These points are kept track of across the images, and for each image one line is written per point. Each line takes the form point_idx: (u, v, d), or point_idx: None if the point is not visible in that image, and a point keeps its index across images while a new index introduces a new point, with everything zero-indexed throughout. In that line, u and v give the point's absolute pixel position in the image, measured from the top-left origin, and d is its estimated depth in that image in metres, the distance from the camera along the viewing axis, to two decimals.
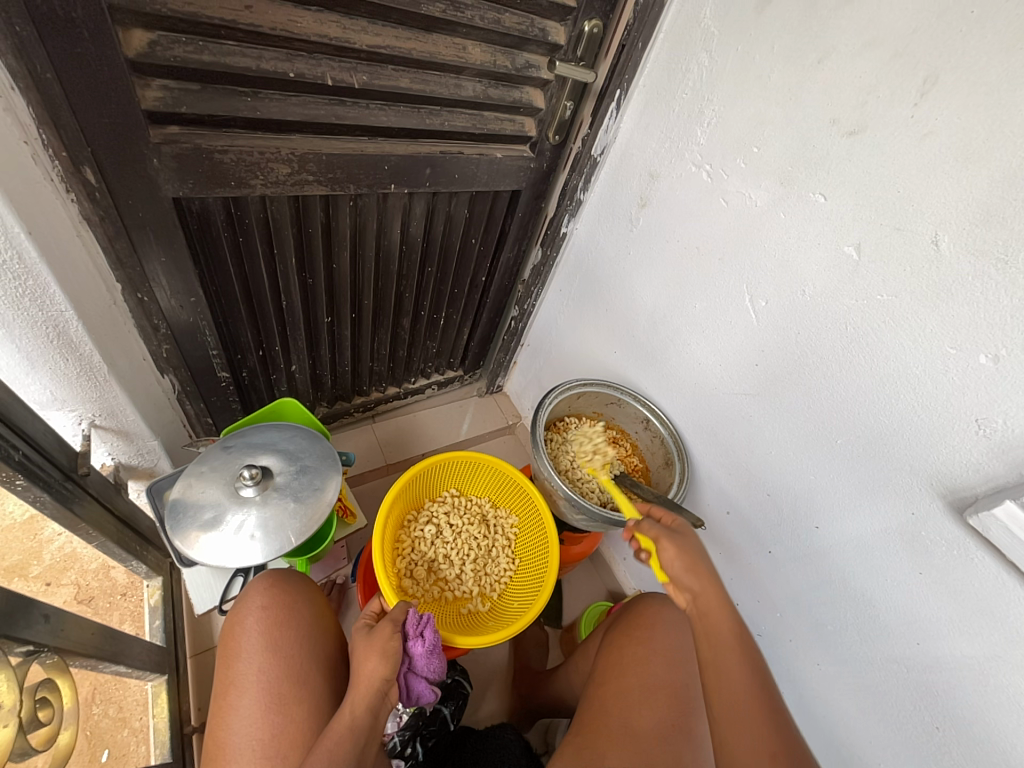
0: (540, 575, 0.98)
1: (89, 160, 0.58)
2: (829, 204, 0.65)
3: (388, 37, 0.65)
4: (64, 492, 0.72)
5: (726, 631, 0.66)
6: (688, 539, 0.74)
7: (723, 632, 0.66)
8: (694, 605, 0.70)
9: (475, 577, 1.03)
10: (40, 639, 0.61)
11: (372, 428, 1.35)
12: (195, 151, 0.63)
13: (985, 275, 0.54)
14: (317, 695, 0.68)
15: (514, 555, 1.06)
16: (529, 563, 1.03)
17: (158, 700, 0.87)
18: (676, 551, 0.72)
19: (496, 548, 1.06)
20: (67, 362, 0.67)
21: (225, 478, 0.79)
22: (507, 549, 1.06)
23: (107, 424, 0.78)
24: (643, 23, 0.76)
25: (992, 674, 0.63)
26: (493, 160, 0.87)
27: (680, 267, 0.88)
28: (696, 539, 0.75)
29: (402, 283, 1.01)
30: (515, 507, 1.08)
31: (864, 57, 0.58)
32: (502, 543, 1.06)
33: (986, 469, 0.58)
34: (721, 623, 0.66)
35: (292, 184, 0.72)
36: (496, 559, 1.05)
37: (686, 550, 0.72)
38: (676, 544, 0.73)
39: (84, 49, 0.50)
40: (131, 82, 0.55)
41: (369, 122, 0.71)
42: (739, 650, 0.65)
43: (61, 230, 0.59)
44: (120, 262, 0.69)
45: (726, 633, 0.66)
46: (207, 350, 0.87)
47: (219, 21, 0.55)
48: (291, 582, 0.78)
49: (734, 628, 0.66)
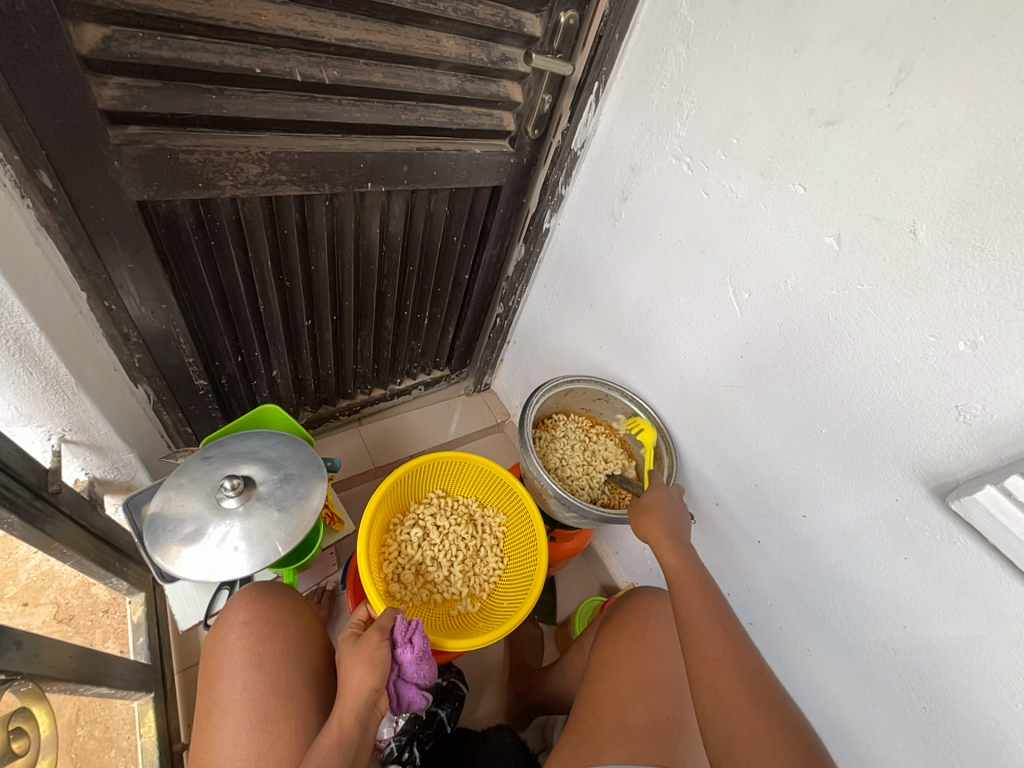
0: (528, 574, 0.97)
1: (45, 164, 0.55)
2: (809, 194, 0.65)
3: (358, 30, 0.63)
4: (34, 511, 0.69)
5: (690, 578, 0.72)
6: (657, 506, 0.83)
7: (688, 581, 0.72)
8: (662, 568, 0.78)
9: (463, 578, 1.02)
10: (13, 666, 0.59)
11: (358, 431, 1.33)
12: (158, 152, 0.60)
13: (962, 263, 0.54)
14: (304, 709, 0.67)
15: (503, 554, 1.05)
16: (518, 562, 1.02)
17: (145, 719, 0.84)
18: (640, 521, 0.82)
19: (484, 548, 1.04)
20: (31, 375, 0.65)
21: (205, 489, 0.77)
22: (495, 549, 1.05)
23: (79, 436, 0.76)
24: (620, 14, 0.75)
25: (976, 654, 0.63)
26: (472, 155, 0.85)
27: (663, 260, 0.88)
28: (667, 507, 0.83)
29: (383, 283, 0.99)
30: (503, 507, 1.07)
31: (840, 46, 0.58)
32: (489, 543, 1.05)
33: (968, 454, 0.58)
34: (684, 573, 0.73)
35: (263, 185, 0.70)
36: (485, 560, 1.04)
37: (656, 515, 0.81)
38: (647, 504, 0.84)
39: (33, 45, 0.48)
40: (85, 81, 0.52)
41: (342, 119, 0.69)
42: (704, 592, 0.70)
43: (17, 238, 0.57)
44: (84, 270, 0.66)
45: (690, 581, 0.72)
46: (182, 358, 0.85)
47: (177, 15, 0.52)
48: (275, 596, 0.76)
49: (697, 576, 0.72)
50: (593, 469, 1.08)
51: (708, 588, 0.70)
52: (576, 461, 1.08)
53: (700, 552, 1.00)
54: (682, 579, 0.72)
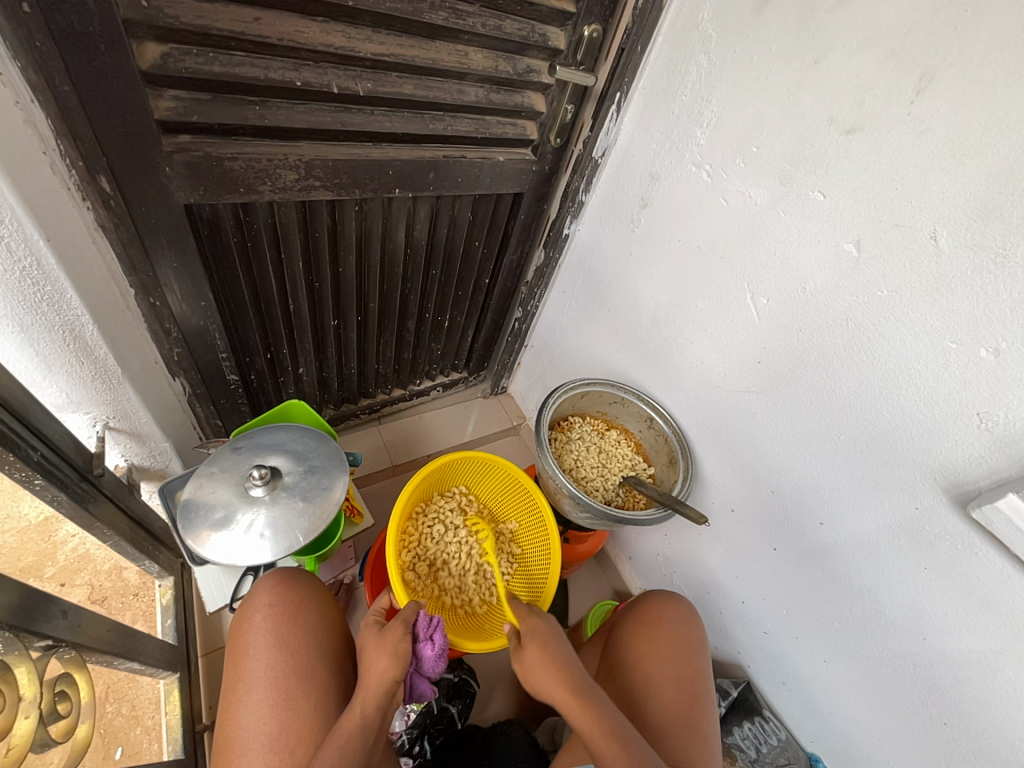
0: (539, 584, 1.00)
1: (105, 170, 0.60)
2: (828, 201, 0.66)
3: (392, 45, 0.66)
4: (80, 492, 0.73)
5: (602, 737, 0.63)
6: (535, 644, 0.72)
7: (604, 746, 0.62)
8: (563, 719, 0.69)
9: (476, 580, 1.03)
10: (59, 633, 0.63)
11: (378, 429, 1.37)
12: (206, 158, 0.64)
13: (984, 270, 0.55)
14: (323, 690, 0.70)
15: (515, 559, 1.07)
16: (529, 567, 1.04)
17: (169, 697, 0.88)
18: (523, 677, 0.71)
19: (497, 554, 1.06)
20: (82, 365, 0.69)
21: (234, 478, 0.81)
22: (509, 552, 1.07)
23: (121, 425, 0.81)
24: (642, 27, 0.77)
25: (998, 668, 0.64)
26: (496, 163, 0.88)
27: (682, 266, 0.89)
28: (541, 647, 0.72)
29: (407, 286, 1.03)
30: (516, 514, 1.09)
31: (859, 57, 0.59)
32: (503, 548, 1.07)
33: (989, 462, 0.59)
34: (598, 734, 0.63)
35: (299, 190, 0.73)
36: (497, 562, 1.06)
37: (532, 663, 0.71)
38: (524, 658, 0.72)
39: (101, 62, 0.52)
40: (145, 94, 0.56)
41: (374, 128, 0.73)
42: (625, 756, 0.62)
43: (77, 235, 0.61)
44: (133, 268, 0.70)
45: (606, 741, 0.63)
46: (216, 352, 0.89)
47: (229, 33, 0.56)
48: (298, 581, 0.79)
49: (609, 731, 0.63)
50: (608, 471, 1.09)
51: (621, 737, 0.63)
52: (592, 463, 1.09)
53: (713, 557, 1.00)
54: (597, 742, 0.63)
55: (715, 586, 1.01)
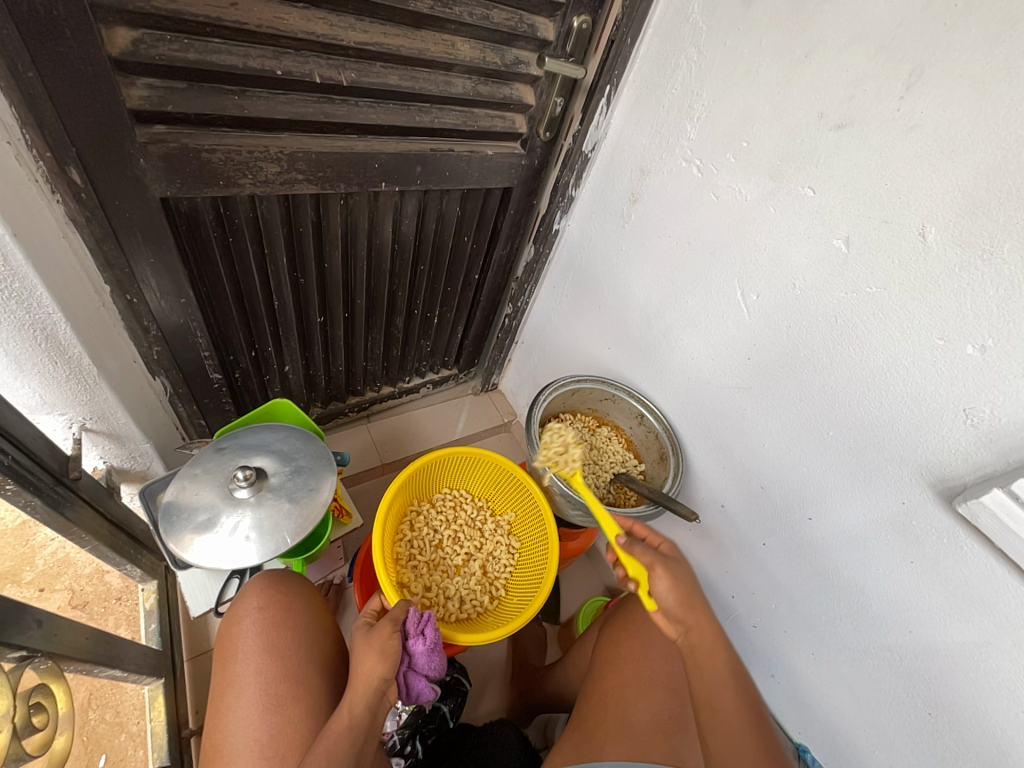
0: (542, 568, 0.96)
1: (75, 161, 0.57)
2: (818, 197, 0.66)
3: (376, 33, 0.65)
4: (56, 496, 0.71)
5: (718, 654, 0.64)
6: (675, 570, 0.68)
7: (714, 663, 0.64)
8: (685, 641, 0.66)
9: (473, 577, 1.02)
10: (34, 644, 0.61)
11: (367, 428, 1.35)
12: (181, 150, 0.62)
13: (972, 266, 0.54)
14: (315, 693, 0.68)
15: (513, 551, 1.06)
16: (528, 555, 1.03)
17: (155, 704, 0.86)
18: (671, 583, 0.67)
19: (496, 549, 1.05)
20: (56, 365, 0.67)
21: (219, 480, 0.79)
22: (508, 544, 1.06)
23: (98, 426, 0.79)
24: (632, 19, 0.76)
25: (982, 661, 0.64)
26: (484, 156, 0.86)
27: (672, 261, 0.88)
28: (688, 566, 0.70)
29: (395, 282, 1.01)
30: (513, 504, 1.08)
31: (849, 51, 0.58)
32: (502, 541, 1.06)
33: (975, 458, 0.59)
34: (714, 656, 0.64)
35: (281, 183, 0.71)
36: (496, 560, 1.05)
37: (673, 580, 0.67)
38: (670, 575, 0.67)
39: (68, 48, 0.50)
40: (114, 81, 0.54)
41: (359, 120, 0.71)
42: (731, 677, 0.63)
43: (46, 231, 0.58)
44: (108, 264, 0.68)
45: (715, 665, 0.63)
46: (199, 350, 0.87)
47: (203, 18, 0.54)
48: (288, 583, 0.77)
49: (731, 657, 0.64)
50: (599, 468, 1.09)
51: (731, 660, 0.64)
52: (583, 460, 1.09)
53: (704, 553, 1.00)
54: (708, 669, 0.63)
55: (705, 582, 1.02)
